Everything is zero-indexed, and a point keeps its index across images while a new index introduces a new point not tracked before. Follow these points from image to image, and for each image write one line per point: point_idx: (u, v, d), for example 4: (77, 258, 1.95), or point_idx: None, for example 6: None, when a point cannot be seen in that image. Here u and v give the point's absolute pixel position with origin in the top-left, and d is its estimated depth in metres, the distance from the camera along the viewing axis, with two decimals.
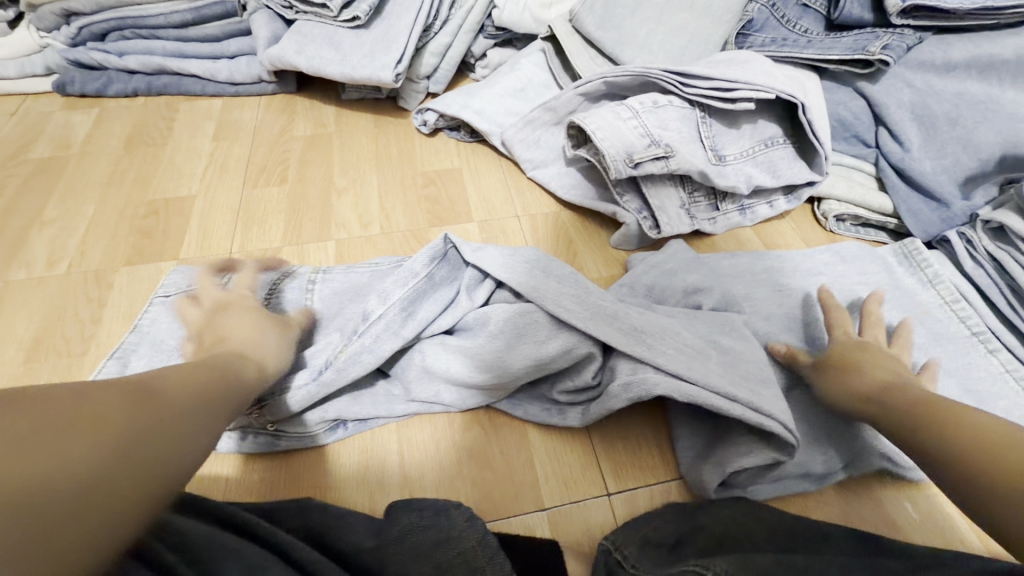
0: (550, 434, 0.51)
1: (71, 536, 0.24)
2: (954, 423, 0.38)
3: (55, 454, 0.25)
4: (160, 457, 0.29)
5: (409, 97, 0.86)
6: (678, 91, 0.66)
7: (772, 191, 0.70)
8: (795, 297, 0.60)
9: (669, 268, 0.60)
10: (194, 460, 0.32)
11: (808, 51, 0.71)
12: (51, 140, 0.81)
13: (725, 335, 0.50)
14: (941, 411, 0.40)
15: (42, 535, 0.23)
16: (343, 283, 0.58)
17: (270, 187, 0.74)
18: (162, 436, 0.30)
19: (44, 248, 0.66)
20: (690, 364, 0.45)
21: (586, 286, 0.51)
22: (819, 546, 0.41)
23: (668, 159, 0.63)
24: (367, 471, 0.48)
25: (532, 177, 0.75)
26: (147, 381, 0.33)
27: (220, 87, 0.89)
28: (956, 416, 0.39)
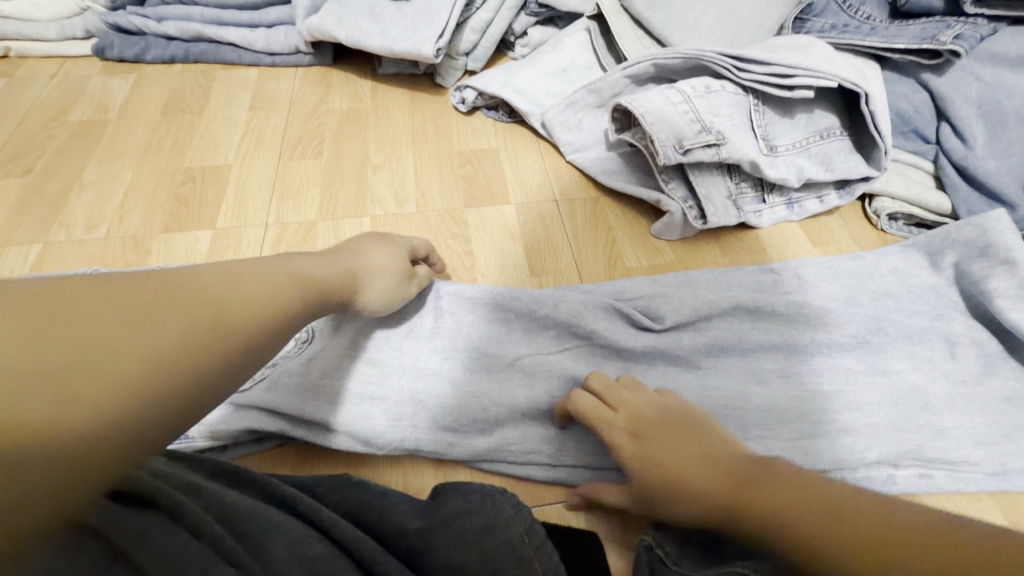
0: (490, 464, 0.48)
1: (134, 371, 0.28)
2: (879, 521, 0.34)
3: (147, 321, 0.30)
4: (204, 315, 0.32)
5: (447, 73, 0.84)
6: (732, 76, 0.63)
7: (823, 186, 0.67)
8: (835, 299, 0.57)
9: (700, 280, 0.60)
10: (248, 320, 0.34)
11: (871, 38, 0.68)
12: (90, 104, 0.81)
13: (661, 363, 0.52)
14: (827, 492, 0.36)
15: (123, 399, 0.27)
16: None
17: (306, 160, 0.73)
18: (196, 304, 0.32)
19: (84, 210, 0.66)
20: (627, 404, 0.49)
21: (511, 330, 0.53)
22: None
23: (719, 147, 0.61)
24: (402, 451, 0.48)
25: (571, 161, 0.73)
26: (233, 267, 0.37)
27: (256, 57, 0.88)
28: (909, 528, 0.33)
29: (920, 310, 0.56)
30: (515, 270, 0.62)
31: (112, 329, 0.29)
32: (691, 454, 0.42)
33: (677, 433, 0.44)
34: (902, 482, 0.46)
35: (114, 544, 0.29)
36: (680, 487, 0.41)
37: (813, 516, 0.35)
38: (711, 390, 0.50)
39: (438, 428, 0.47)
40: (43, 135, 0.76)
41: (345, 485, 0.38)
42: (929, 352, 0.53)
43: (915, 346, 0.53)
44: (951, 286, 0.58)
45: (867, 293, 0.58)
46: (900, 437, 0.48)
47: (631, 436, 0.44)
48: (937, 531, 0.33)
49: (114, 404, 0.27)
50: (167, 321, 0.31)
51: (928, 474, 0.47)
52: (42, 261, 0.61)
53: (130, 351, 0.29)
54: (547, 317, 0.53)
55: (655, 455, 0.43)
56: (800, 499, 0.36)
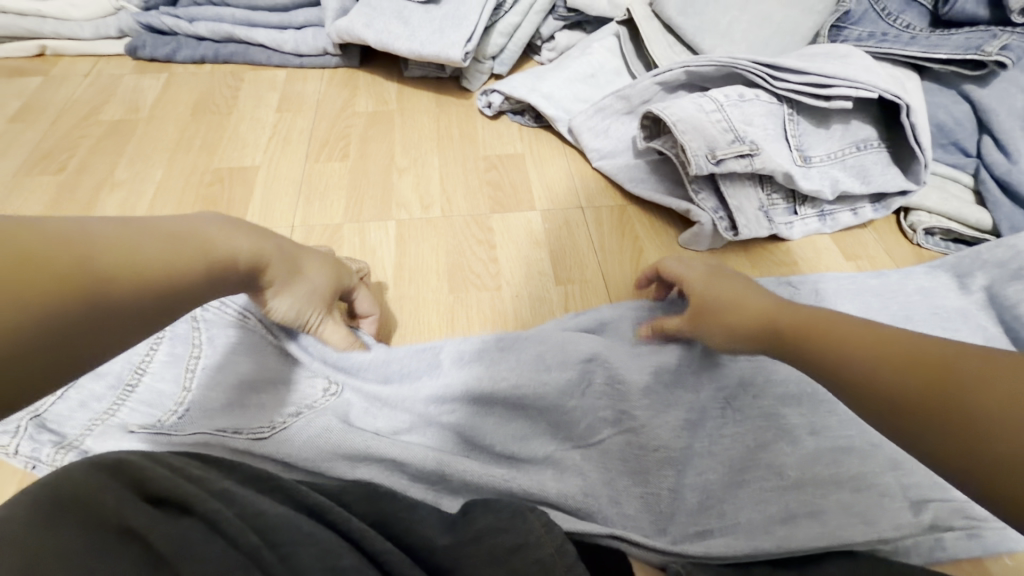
0: None
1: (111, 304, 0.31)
2: (934, 360, 0.31)
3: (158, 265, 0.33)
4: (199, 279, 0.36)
5: (473, 77, 0.84)
6: (767, 84, 0.62)
7: (858, 198, 0.66)
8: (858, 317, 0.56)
9: None
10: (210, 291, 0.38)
11: (910, 48, 0.66)
12: (122, 103, 0.82)
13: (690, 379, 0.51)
14: (889, 334, 0.34)
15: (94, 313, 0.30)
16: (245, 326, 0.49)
17: (332, 162, 0.74)
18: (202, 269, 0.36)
19: (115, 209, 0.67)
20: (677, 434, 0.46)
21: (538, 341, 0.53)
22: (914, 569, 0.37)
23: (753, 157, 0.60)
24: None
25: (598, 167, 0.72)
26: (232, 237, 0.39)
27: (284, 58, 0.88)
28: (948, 359, 0.30)
29: (959, 332, 0.54)
30: (541, 279, 0.62)
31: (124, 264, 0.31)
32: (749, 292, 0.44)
33: (738, 287, 0.45)
34: (950, 548, 0.42)
35: (156, 552, 0.29)
36: (728, 309, 0.44)
37: (855, 353, 0.34)
38: (752, 415, 0.47)
39: (462, 441, 0.47)
40: (77, 134, 0.77)
41: (372, 495, 0.38)
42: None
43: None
44: (983, 310, 0.56)
45: (886, 316, 0.56)
46: (944, 493, 0.43)
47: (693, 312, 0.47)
48: (991, 364, 0.28)
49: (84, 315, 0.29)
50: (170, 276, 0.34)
51: (976, 533, 0.43)
52: None
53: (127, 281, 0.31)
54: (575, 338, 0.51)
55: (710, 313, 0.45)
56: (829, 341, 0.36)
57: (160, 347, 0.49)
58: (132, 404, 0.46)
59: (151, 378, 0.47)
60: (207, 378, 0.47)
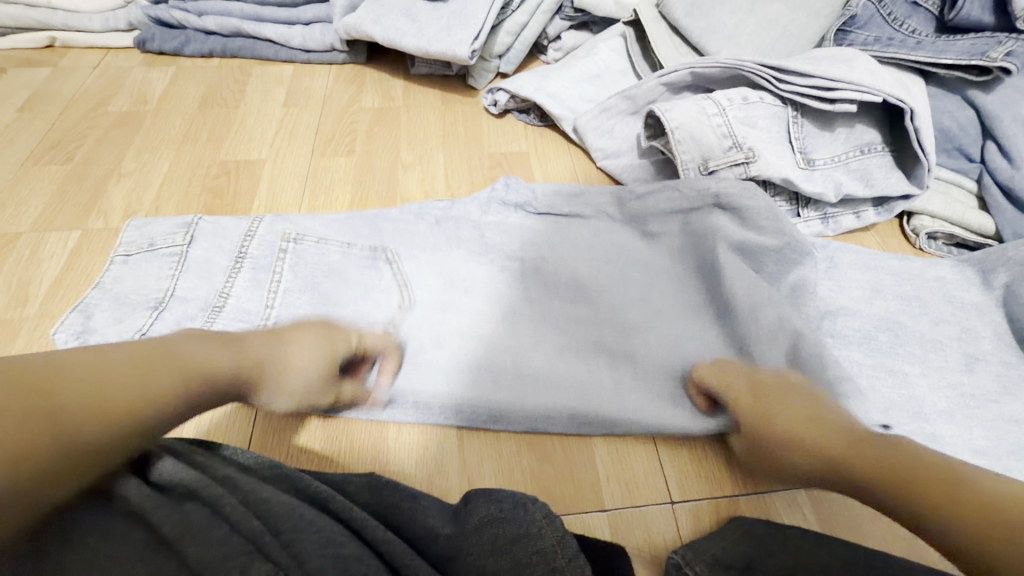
0: (516, 466, 0.48)
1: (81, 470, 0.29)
2: (956, 489, 0.38)
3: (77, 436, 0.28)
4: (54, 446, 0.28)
5: (479, 76, 0.84)
6: (772, 86, 0.62)
7: (861, 201, 0.66)
8: (864, 322, 0.56)
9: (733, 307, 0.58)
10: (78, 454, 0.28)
11: (916, 53, 0.66)
12: (130, 95, 0.82)
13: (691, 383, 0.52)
14: (893, 456, 0.41)
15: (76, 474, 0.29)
16: (312, 256, 0.57)
17: (337, 157, 0.74)
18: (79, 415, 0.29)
19: (121, 198, 0.68)
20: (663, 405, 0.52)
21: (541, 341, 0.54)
22: (908, 565, 0.38)
23: (748, 165, 0.60)
24: (427, 451, 0.49)
25: (602, 167, 0.72)
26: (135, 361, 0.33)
27: (292, 53, 0.89)
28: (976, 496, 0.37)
29: (958, 337, 0.55)
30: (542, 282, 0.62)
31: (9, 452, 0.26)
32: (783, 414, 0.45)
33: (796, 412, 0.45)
34: None
35: (161, 535, 0.29)
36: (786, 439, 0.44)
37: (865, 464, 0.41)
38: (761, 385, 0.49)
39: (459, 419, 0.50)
40: (84, 125, 0.77)
41: (374, 485, 0.39)
42: (954, 400, 0.51)
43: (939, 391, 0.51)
44: (999, 307, 0.56)
45: (890, 325, 0.56)
46: None
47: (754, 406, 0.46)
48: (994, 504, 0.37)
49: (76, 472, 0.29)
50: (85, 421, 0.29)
51: None
52: (80, 247, 0.62)
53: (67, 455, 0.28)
54: (608, 290, 0.57)
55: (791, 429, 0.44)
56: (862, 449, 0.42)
57: (242, 269, 0.56)
58: (222, 319, 0.52)
59: (236, 299, 0.53)
60: (290, 295, 0.54)
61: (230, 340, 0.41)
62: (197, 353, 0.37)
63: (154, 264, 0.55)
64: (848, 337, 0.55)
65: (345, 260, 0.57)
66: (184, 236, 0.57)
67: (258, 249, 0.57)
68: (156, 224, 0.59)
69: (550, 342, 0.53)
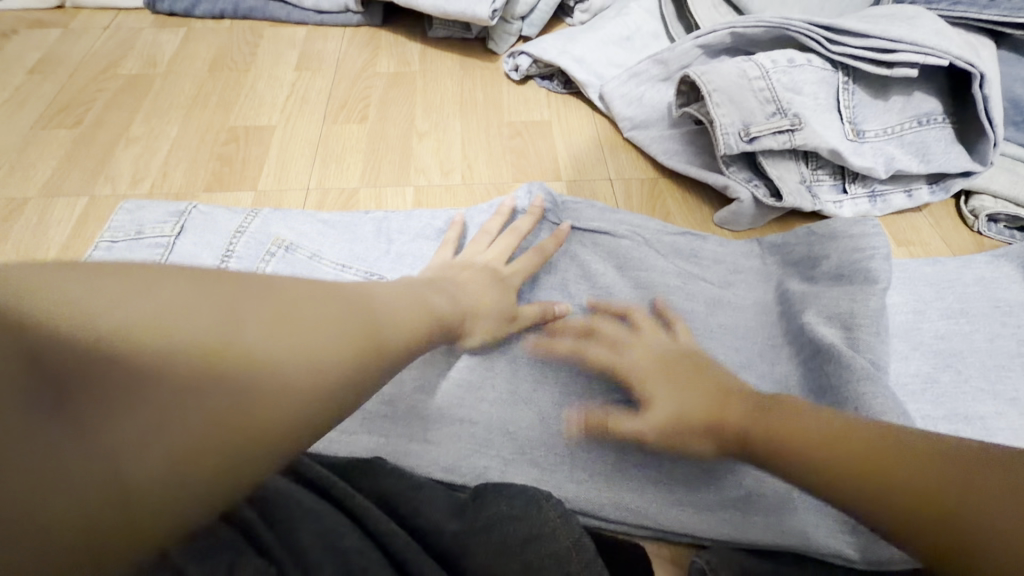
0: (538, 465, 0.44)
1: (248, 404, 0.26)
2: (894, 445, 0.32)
3: (271, 346, 0.27)
4: (250, 351, 0.27)
5: (501, 39, 0.79)
6: (821, 48, 0.57)
7: (913, 179, 0.60)
8: (905, 308, 0.53)
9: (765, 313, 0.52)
10: (261, 377, 0.27)
11: (989, 12, 0.59)
12: (140, 58, 0.80)
13: None
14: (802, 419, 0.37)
15: (239, 406, 0.26)
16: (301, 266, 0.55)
17: (350, 124, 0.71)
18: (290, 319, 0.29)
19: (129, 165, 0.66)
20: None
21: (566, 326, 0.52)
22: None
23: (793, 133, 0.55)
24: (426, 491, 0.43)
25: (629, 138, 0.67)
26: (359, 303, 0.34)
27: (305, 15, 0.85)
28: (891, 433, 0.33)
29: (1014, 331, 0.51)
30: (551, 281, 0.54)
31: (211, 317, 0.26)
32: (786, 264, 0.54)
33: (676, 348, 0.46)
34: None
35: None
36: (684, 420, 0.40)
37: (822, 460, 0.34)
38: None
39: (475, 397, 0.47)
40: (94, 87, 0.75)
41: (378, 473, 0.37)
42: (1014, 393, 0.47)
43: (993, 385, 0.48)
44: None
45: (939, 310, 0.52)
46: None
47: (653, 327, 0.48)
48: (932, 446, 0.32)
49: (242, 402, 0.26)
50: (287, 330, 0.28)
51: None
52: (87, 214, 0.61)
53: (255, 367, 0.26)
54: (636, 268, 0.54)
55: (772, 411, 0.38)
56: (826, 442, 0.34)
57: (228, 267, 0.54)
58: None
59: None
60: None
61: (318, 298, 0.31)
62: (430, 298, 0.42)
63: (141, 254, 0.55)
64: (892, 320, 0.52)
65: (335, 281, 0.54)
66: (172, 227, 0.56)
67: (245, 247, 0.55)
68: (148, 208, 0.58)
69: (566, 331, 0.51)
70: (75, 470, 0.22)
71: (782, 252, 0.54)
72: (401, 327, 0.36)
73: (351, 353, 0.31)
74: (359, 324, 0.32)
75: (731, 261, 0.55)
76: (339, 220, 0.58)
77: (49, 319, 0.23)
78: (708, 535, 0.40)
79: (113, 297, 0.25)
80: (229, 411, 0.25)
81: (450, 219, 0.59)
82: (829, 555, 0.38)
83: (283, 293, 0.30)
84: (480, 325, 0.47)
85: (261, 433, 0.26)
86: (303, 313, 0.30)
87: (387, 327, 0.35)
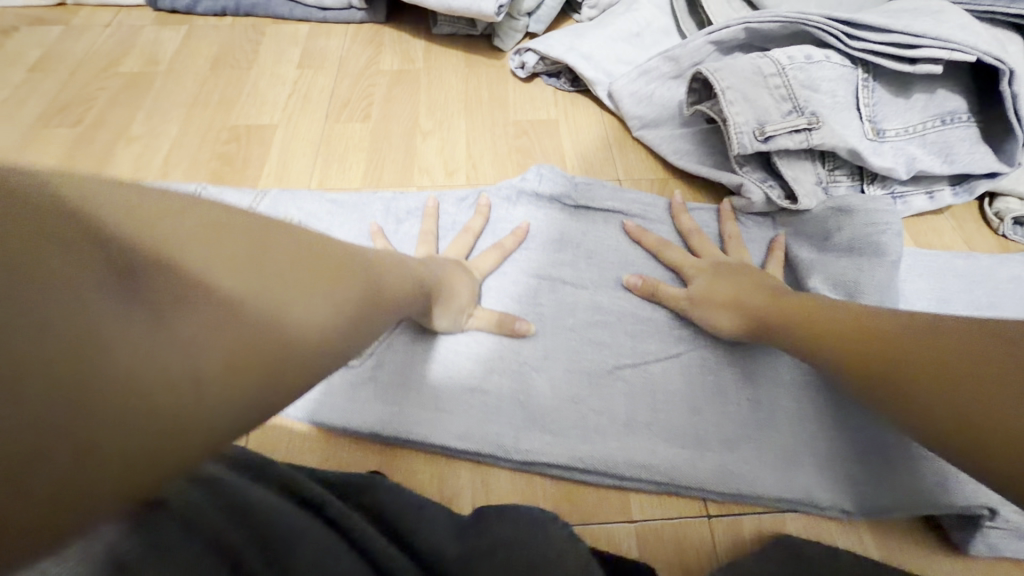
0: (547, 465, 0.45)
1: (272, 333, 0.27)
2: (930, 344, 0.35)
3: (296, 286, 0.29)
4: (280, 284, 0.28)
5: (507, 36, 0.77)
6: (841, 43, 0.54)
7: (934, 180, 0.58)
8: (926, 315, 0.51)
9: None
10: (285, 307, 0.28)
11: (1017, 5, 0.56)
12: (140, 55, 0.79)
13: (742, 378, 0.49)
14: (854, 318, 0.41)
15: (262, 333, 0.26)
16: None
17: (353, 122, 0.69)
18: (315, 268, 0.31)
19: (129, 164, 0.65)
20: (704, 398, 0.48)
21: (573, 333, 0.51)
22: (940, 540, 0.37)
23: (810, 132, 0.53)
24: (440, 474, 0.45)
25: (638, 137, 0.66)
26: (369, 270, 0.36)
27: (307, 12, 0.84)
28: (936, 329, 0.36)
29: None
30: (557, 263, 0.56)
31: (249, 248, 0.28)
32: (801, 238, 0.54)
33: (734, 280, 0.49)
34: (994, 539, 0.41)
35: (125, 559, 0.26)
36: (731, 303, 0.48)
37: (843, 357, 0.39)
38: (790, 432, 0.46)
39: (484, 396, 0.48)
40: (94, 85, 0.74)
41: (376, 490, 0.36)
42: None
43: None
44: None
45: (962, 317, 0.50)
46: None
47: (711, 265, 0.52)
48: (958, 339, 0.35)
49: (267, 329, 0.26)
50: (310, 276, 0.30)
51: None
52: None
53: (283, 300, 0.28)
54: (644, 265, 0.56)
55: (822, 309, 0.43)
56: (865, 334, 0.39)
57: None
58: None
59: None
60: None
61: (338, 256, 0.34)
62: (420, 270, 0.44)
63: None
64: None
65: None
66: None
67: None
68: None
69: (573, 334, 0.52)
70: (110, 361, 0.21)
71: (795, 225, 0.55)
72: (399, 303, 0.38)
73: (360, 306, 0.33)
74: (368, 287, 0.34)
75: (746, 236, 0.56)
76: (348, 200, 0.60)
77: (113, 224, 0.24)
78: (713, 489, 0.44)
79: (166, 215, 0.26)
80: (257, 330, 0.26)
81: (456, 222, 0.59)
82: (829, 509, 0.43)
83: (308, 245, 0.32)
84: (451, 308, 0.48)
85: (276, 362, 0.26)
86: (325, 265, 0.32)
87: (390, 298, 0.37)
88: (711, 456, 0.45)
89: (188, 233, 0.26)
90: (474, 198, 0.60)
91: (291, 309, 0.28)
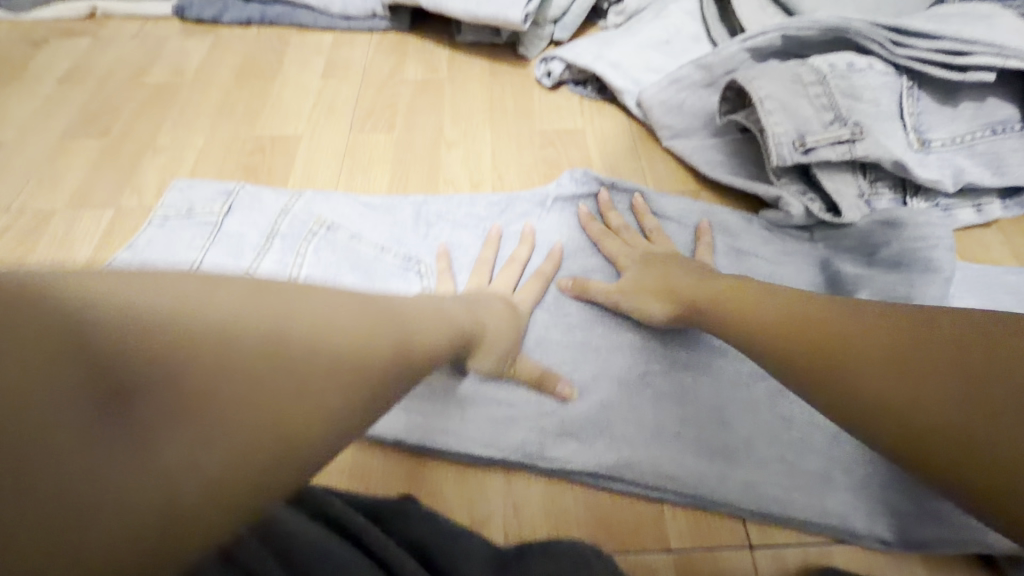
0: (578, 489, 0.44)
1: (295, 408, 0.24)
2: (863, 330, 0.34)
3: (320, 346, 0.26)
4: (303, 346, 0.26)
5: (532, 44, 0.76)
6: (885, 51, 0.53)
7: (982, 193, 0.55)
8: None
9: None
10: (308, 377, 0.25)
11: None
12: (167, 66, 0.79)
13: (783, 401, 0.46)
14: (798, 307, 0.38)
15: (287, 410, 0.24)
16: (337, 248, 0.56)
17: (377, 133, 0.68)
18: (341, 319, 0.28)
19: (154, 176, 0.65)
20: (743, 422, 0.46)
21: (604, 352, 0.49)
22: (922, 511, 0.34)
23: (854, 143, 0.51)
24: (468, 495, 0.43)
25: (668, 148, 0.64)
26: (396, 308, 0.33)
27: (332, 21, 0.84)
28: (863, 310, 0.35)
29: None
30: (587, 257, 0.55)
31: (261, 310, 0.25)
32: (842, 248, 0.52)
33: (663, 271, 0.48)
34: None
35: None
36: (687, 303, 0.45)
37: (781, 338, 0.37)
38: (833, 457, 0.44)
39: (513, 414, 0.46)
40: (122, 97, 0.75)
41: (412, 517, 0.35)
42: None
43: None
44: None
45: None
46: None
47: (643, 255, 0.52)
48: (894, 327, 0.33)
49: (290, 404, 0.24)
50: (335, 332, 0.27)
51: None
52: (112, 227, 0.60)
53: (307, 364, 0.25)
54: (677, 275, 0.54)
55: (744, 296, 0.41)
56: (793, 323, 0.37)
57: (262, 263, 0.55)
58: None
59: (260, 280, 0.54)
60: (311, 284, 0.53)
61: (359, 299, 0.31)
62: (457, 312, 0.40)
63: (189, 232, 0.57)
64: None
65: (377, 261, 0.55)
66: (221, 206, 0.59)
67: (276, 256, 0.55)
68: (198, 188, 0.61)
69: (604, 351, 0.50)
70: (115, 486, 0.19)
71: (834, 237, 0.53)
72: (437, 333, 0.36)
73: (397, 357, 0.30)
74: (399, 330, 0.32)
75: (782, 242, 0.55)
76: (379, 203, 0.59)
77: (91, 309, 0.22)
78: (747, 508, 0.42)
79: (158, 290, 0.24)
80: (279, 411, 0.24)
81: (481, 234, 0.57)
82: (865, 538, 0.41)
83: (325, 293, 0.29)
84: (491, 354, 0.45)
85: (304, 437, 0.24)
86: (348, 311, 0.29)
87: (425, 335, 0.34)
88: (742, 472, 0.43)
89: (228, 288, 0.26)
90: (505, 202, 0.59)
91: (316, 375, 0.25)
